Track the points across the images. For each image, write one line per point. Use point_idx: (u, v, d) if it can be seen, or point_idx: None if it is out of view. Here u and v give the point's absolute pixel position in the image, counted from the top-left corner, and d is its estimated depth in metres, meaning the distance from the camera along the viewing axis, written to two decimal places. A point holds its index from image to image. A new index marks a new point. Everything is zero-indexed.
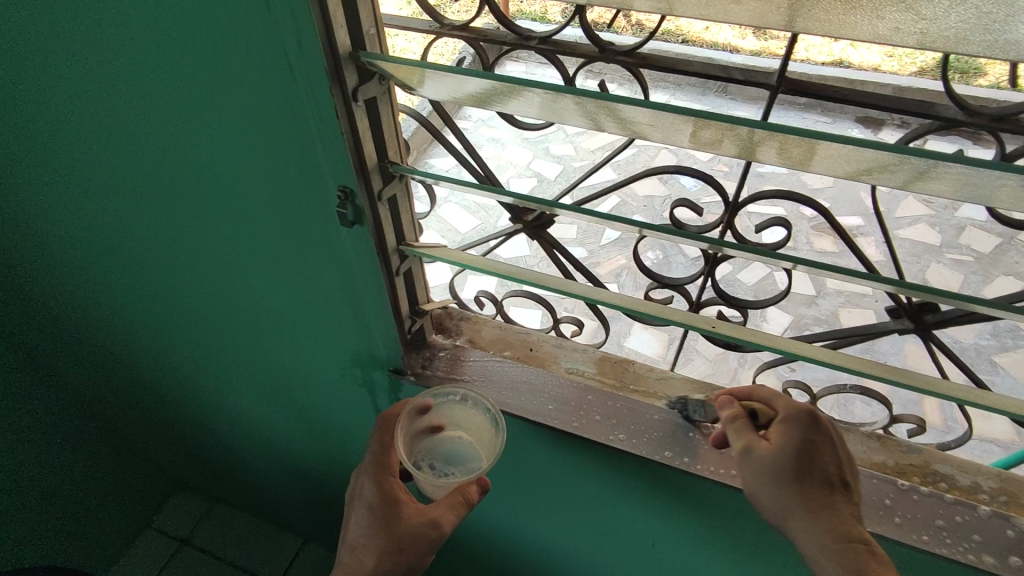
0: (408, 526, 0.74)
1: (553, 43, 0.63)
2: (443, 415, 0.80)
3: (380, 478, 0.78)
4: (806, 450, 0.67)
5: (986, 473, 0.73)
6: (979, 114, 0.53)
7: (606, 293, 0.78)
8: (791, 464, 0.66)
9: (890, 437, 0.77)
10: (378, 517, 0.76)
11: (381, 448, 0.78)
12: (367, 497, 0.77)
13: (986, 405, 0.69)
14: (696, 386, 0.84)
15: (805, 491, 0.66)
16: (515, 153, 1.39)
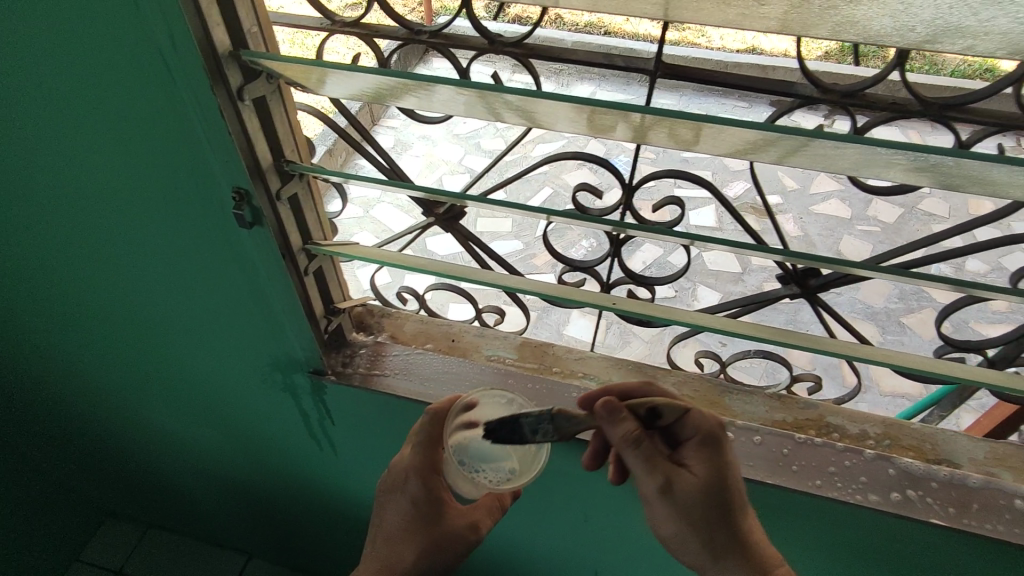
0: (449, 526, 0.81)
1: (445, 36, 0.64)
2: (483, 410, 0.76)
3: (426, 476, 0.79)
4: (723, 475, 0.70)
5: (873, 421, 0.81)
6: (832, 91, 0.57)
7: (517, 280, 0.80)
8: (716, 497, 0.70)
9: (789, 396, 0.84)
10: (422, 514, 0.79)
11: (427, 446, 0.78)
12: (411, 495, 0.79)
13: (864, 356, 0.76)
14: (612, 363, 0.88)
15: (727, 519, 0.71)
16: (446, 150, 1.39)
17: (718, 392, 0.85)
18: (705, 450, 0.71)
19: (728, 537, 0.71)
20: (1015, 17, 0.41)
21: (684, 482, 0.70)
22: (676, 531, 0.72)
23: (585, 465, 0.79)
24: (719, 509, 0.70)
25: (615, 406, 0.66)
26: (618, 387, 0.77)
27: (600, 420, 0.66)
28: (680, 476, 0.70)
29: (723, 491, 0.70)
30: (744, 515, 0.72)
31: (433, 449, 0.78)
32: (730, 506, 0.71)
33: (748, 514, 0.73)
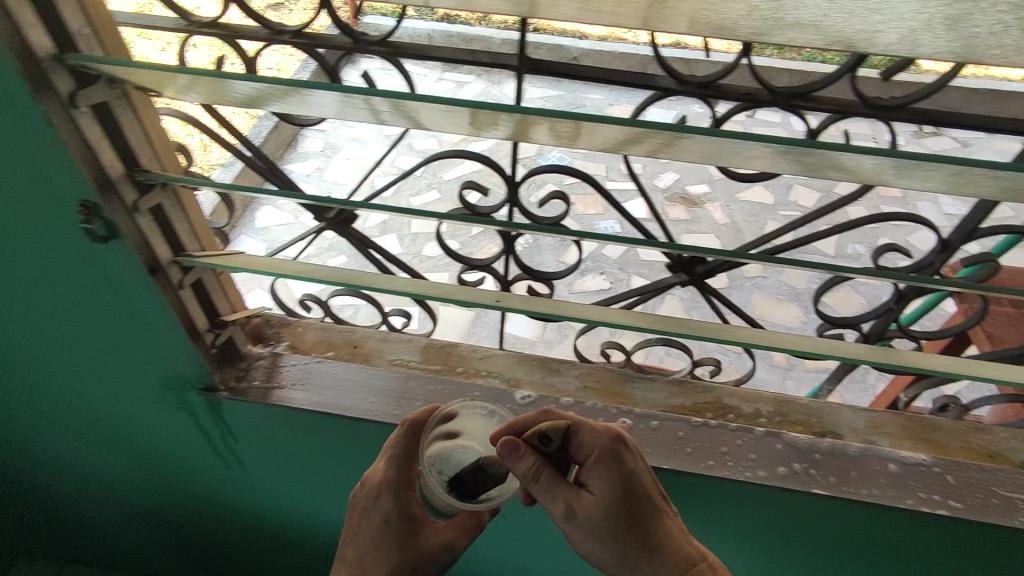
0: (425, 543, 0.73)
1: (309, 36, 0.62)
2: (463, 423, 0.75)
3: (400, 490, 0.73)
4: (630, 488, 0.70)
5: (765, 400, 0.85)
6: (689, 82, 0.58)
7: (406, 282, 0.77)
8: (620, 511, 0.69)
9: (687, 381, 0.86)
10: (396, 531, 0.73)
11: (404, 457, 0.73)
12: (383, 509, 0.73)
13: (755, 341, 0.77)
14: (516, 360, 0.89)
15: (642, 531, 0.69)
16: (375, 150, 1.41)
17: (619, 381, 0.87)
18: (602, 465, 0.70)
19: (647, 550, 0.69)
20: (828, 13, 0.43)
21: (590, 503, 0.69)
22: (592, 553, 0.70)
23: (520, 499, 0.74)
24: (626, 522, 0.68)
25: (512, 445, 0.64)
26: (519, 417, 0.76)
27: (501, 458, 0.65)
28: (583, 498, 0.69)
29: (632, 503, 0.69)
30: (663, 523, 0.71)
31: (410, 462, 0.74)
32: (643, 517, 0.69)
33: (669, 521, 0.71)
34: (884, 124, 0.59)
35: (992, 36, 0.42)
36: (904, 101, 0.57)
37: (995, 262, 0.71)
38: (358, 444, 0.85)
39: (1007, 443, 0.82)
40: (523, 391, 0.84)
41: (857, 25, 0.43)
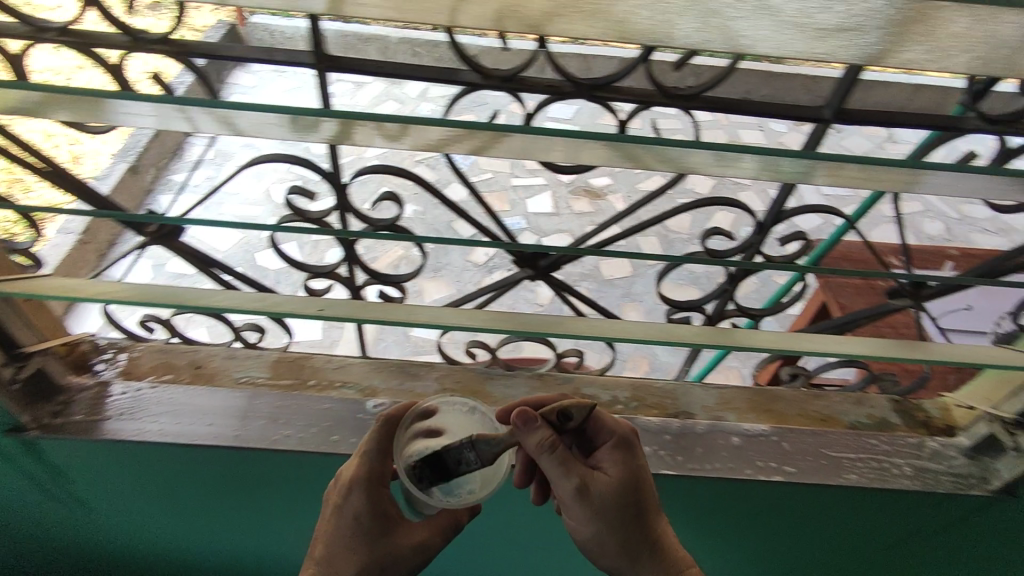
0: (398, 544, 0.70)
1: (78, 34, 0.55)
2: (443, 421, 0.69)
3: (373, 488, 0.71)
4: (638, 473, 0.71)
5: (622, 386, 0.87)
6: (491, 76, 0.57)
7: (231, 298, 0.70)
8: (630, 497, 0.69)
9: (548, 374, 0.88)
10: (367, 530, 0.69)
11: (379, 452, 0.71)
12: (354, 507, 0.70)
13: (621, 337, 0.74)
14: (373, 367, 0.87)
15: (641, 518, 0.69)
16: None
17: (478, 380, 0.88)
18: (618, 452, 0.71)
19: (644, 536, 0.69)
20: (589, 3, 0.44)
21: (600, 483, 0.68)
22: (592, 536, 0.69)
23: (515, 482, 0.81)
24: (633, 508, 0.69)
25: (527, 417, 0.60)
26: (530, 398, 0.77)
27: (515, 431, 0.61)
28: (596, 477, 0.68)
29: (637, 488, 0.70)
30: (657, 514, 0.71)
31: (385, 457, 0.71)
32: (644, 504, 0.70)
33: (661, 515, 0.72)
34: (686, 112, 0.61)
35: (739, 25, 0.44)
36: (699, 90, 0.58)
37: (806, 240, 0.76)
38: (201, 473, 0.79)
39: (840, 406, 0.88)
40: (378, 399, 0.83)
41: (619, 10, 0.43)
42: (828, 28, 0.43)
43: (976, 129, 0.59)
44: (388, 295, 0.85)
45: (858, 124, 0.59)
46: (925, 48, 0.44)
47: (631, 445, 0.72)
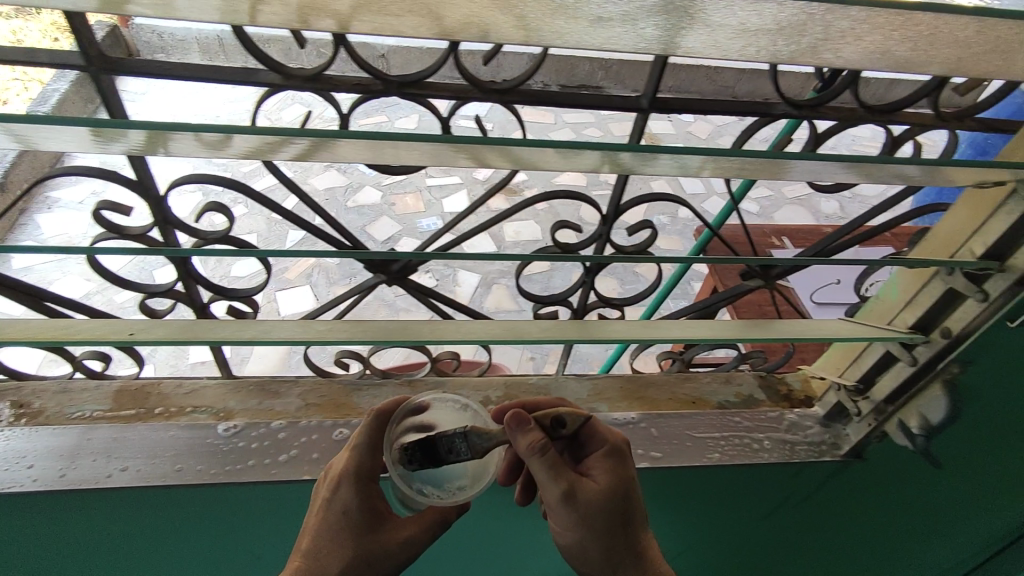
0: (388, 541, 0.62)
1: None
2: (436, 417, 0.64)
3: (363, 482, 0.63)
4: (631, 482, 0.63)
5: (494, 387, 0.87)
6: (292, 76, 0.55)
7: (32, 325, 0.64)
8: (619, 508, 0.62)
9: (418, 380, 0.87)
10: (356, 524, 0.62)
11: (370, 446, 0.64)
12: (343, 502, 0.62)
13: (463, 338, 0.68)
14: (229, 389, 0.82)
15: (629, 529, 0.62)
16: None
17: (344, 393, 0.84)
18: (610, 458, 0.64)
19: (630, 548, 0.62)
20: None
21: (590, 490, 0.60)
22: (573, 543, 0.61)
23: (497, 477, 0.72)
24: (621, 519, 0.62)
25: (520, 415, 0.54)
26: (525, 400, 0.71)
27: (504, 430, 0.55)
28: (585, 483, 0.60)
29: (626, 498, 0.62)
30: (646, 525, 0.64)
31: (378, 453, 0.64)
32: (633, 515, 0.63)
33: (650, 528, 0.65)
34: (507, 107, 0.60)
35: (519, 5, 0.43)
36: (516, 82, 0.57)
37: (653, 230, 0.76)
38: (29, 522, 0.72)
39: (708, 387, 0.91)
40: (231, 422, 0.78)
41: None
42: (602, 13, 0.43)
43: (784, 114, 0.62)
44: (238, 310, 0.81)
45: (673, 112, 0.60)
46: (699, 31, 0.45)
47: (627, 450, 0.65)
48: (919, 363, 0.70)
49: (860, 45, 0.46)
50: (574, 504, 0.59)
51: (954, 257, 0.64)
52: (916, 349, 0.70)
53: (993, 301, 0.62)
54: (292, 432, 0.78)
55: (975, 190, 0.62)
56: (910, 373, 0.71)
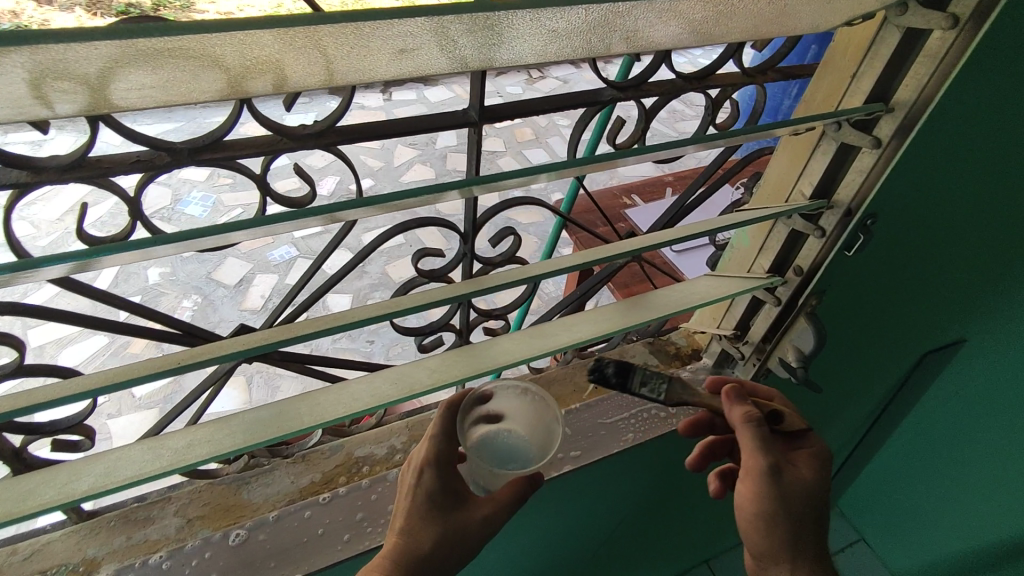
0: (470, 518, 0.68)
1: None
2: (501, 405, 0.78)
3: (442, 467, 0.70)
4: (829, 484, 0.67)
5: (398, 431, 0.82)
6: (44, 170, 0.44)
7: None
8: (811, 496, 0.65)
9: (313, 451, 0.78)
10: (440, 504, 0.68)
11: (444, 434, 0.71)
12: (428, 486, 0.69)
13: (346, 403, 0.60)
14: (84, 534, 0.68)
15: (817, 528, 0.65)
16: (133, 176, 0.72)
17: (231, 493, 0.73)
18: (815, 459, 0.67)
19: (816, 545, 0.65)
20: (83, 59, 0.32)
21: (795, 478, 0.65)
22: (764, 517, 0.64)
23: (682, 433, 0.76)
24: (814, 511, 0.65)
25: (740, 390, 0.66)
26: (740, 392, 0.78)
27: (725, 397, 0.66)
28: (792, 470, 0.65)
29: (820, 498, 0.66)
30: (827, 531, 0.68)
31: (450, 440, 0.71)
32: (824, 515, 0.66)
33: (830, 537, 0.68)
34: (326, 151, 0.53)
35: (303, 48, 0.37)
36: (330, 121, 0.51)
37: (516, 235, 0.73)
38: None
39: None
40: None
41: (90, 60, 0.32)
42: (405, 43, 0.38)
43: (612, 99, 0.62)
44: (66, 442, 0.67)
45: (504, 120, 0.58)
46: (513, 43, 0.42)
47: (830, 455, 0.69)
48: (782, 303, 0.75)
49: (669, 27, 0.46)
50: (778, 481, 0.64)
51: (789, 201, 0.69)
52: (777, 290, 0.75)
53: (830, 235, 0.67)
54: (179, 558, 0.67)
55: (793, 137, 0.66)
56: (778, 313, 0.76)
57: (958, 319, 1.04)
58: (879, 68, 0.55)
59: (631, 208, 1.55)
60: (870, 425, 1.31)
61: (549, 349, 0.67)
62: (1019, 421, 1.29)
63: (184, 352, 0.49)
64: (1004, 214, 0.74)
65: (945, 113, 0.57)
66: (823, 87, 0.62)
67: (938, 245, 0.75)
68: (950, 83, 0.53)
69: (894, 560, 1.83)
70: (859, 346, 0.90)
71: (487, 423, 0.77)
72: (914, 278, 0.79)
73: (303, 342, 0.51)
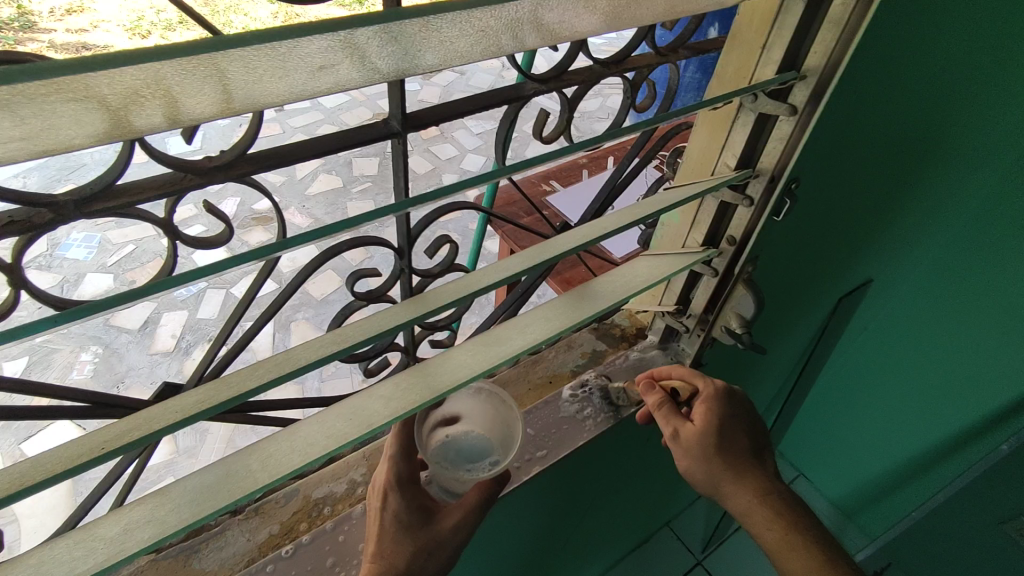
0: (441, 529, 0.66)
1: None
2: (460, 407, 0.75)
3: (405, 485, 0.67)
4: (724, 424, 0.76)
5: (355, 462, 0.77)
6: None
7: None
8: (713, 439, 0.75)
9: (267, 501, 0.72)
10: (410, 522, 0.66)
11: (404, 454, 0.67)
12: (394, 509, 0.65)
13: (299, 450, 0.55)
14: None
15: (730, 463, 0.75)
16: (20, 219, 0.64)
17: (179, 566, 0.66)
18: (710, 404, 0.77)
19: (735, 476, 0.75)
20: None
21: (690, 433, 0.75)
22: (683, 470, 0.76)
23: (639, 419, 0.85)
24: (724, 451, 0.75)
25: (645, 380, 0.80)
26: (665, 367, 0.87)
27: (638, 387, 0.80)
28: (687, 427, 0.76)
29: (722, 441, 0.75)
30: (752, 459, 0.76)
31: (411, 458, 0.68)
32: (734, 450, 0.76)
33: (757, 462, 0.77)
34: (239, 182, 0.48)
35: (199, 73, 0.32)
36: (239, 150, 0.46)
37: (453, 243, 0.71)
38: None
39: (556, 360, 0.91)
40: None
41: None
42: (323, 58, 0.35)
43: (534, 93, 0.60)
44: None
45: (428, 126, 0.55)
46: (439, 48, 0.39)
47: (722, 396, 0.78)
48: (719, 274, 0.77)
49: (592, 19, 0.45)
50: (676, 445, 0.76)
51: (715, 174, 0.70)
52: (713, 262, 0.77)
53: (757, 203, 0.69)
54: None
55: (710, 111, 0.67)
56: (716, 284, 0.78)
57: (866, 262, 1.12)
58: (789, 40, 0.57)
59: (552, 194, 1.56)
60: (801, 370, 1.40)
61: (504, 358, 0.65)
62: (925, 324, 1.47)
63: (105, 434, 0.42)
64: (896, 159, 0.81)
65: (850, 75, 0.60)
66: (733, 61, 0.64)
67: (849, 195, 0.80)
68: (854, 47, 0.56)
69: (831, 488, 1.98)
70: (790, 300, 0.96)
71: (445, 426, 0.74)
72: (831, 226, 0.85)
73: (248, 398, 0.45)
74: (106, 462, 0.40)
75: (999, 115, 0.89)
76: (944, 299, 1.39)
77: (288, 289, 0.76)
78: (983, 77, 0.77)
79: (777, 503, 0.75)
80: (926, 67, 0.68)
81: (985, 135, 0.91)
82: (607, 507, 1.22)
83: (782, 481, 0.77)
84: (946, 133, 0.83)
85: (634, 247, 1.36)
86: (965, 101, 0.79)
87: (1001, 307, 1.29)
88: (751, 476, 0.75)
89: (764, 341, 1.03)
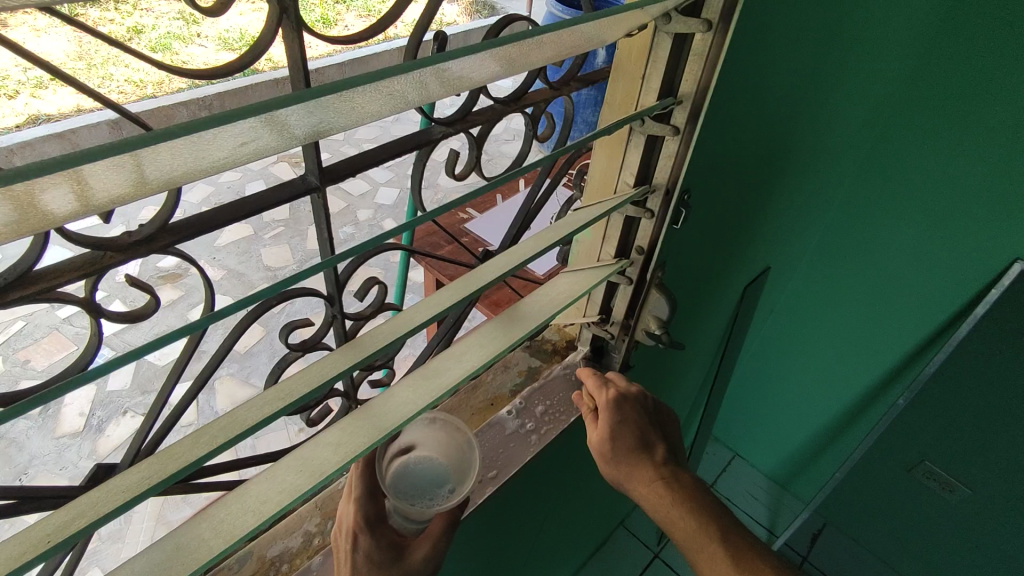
0: (412, 563, 0.68)
1: None
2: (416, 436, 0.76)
3: (375, 526, 0.67)
4: (617, 427, 0.80)
5: (309, 513, 0.76)
6: None
7: None
8: (606, 442, 0.80)
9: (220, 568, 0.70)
10: (382, 562, 0.66)
11: (368, 494, 0.67)
12: (365, 550, 0.65)
13: (253, 509, 0.55)
14: None
15: (619, 459, 0.79)
16: None
17: None
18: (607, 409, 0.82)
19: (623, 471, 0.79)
20: None
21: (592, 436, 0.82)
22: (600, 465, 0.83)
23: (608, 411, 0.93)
24: (619, 450, 0.80)
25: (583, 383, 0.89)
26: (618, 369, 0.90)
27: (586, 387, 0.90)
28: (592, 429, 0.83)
29: (616, 442, 0.80)
30: (643, 452, 0.79)
31: (376, 496, 0.68)
32: (621, 447, 0.79)
33: (649, 454, 0.79)
34: (163, 254, 0.49)
35: (119, 158, 0.33)
36: (160, 222, 0.46)
37: (382, 284, 0.72)
38: None
39: (495, 382, 0.95)
40: None
41: None
42: (244, 135, 0.37)
43: (442, 136, 0.64)
44: None
45: (345, 178, 0.57)
46: (351, 110, 0.42)
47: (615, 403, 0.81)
48: (634, 281, 0.84)
49: (490, 69, 0.49)
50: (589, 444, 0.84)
51: (617, 192, 0.76)
52: (627, 271, 0.84)
53: (658, 214, 0.76)
54: None
55: (605, 137, 0.74)
56: (632, 290, 0.85)
57: (762, 252, 1.23)
58: (663, 68, 0.64)
59: (470, 220, 1.61)
60: (721, 358, 1.50)
61: (445, 388, 0.67)
62: (821, 300, 1.62)
63: (46, 526, 0.41)
64: (774, 157, 0.91)
65: (720, 92, 0.68)
66: (620, 90, 0.70)
67: (738, 194, 0.89)
68: (719, 69, 0.63)
69: (764, 463, 2.12)
70: (700, 295, 1.04)
71: (401, 457, 0.74)
72: (727, 224, 0.93)
73: (195, 468, 0.45)
74: (54, 557, 0.39)
75: (848, 113, 1.02)
76: (834, 275, 1.55)
77: (219, 354, 0.75)
78: (830, 81, 0.89)
79: (672, 509, 0.76)
80: (785, 76, 0.78)
81: (841, 127, 1.05)
82: (561, 516, 1.26)
83: (678, 483, 0.77)
84: (811, 128, 0.94)
85: (554, 264, 1.43)
86: (821, 102, 0.91)
87: (881, 275, 1.46)
88: (643, 474, 0.78)
89: (684, 337, 1.11)
